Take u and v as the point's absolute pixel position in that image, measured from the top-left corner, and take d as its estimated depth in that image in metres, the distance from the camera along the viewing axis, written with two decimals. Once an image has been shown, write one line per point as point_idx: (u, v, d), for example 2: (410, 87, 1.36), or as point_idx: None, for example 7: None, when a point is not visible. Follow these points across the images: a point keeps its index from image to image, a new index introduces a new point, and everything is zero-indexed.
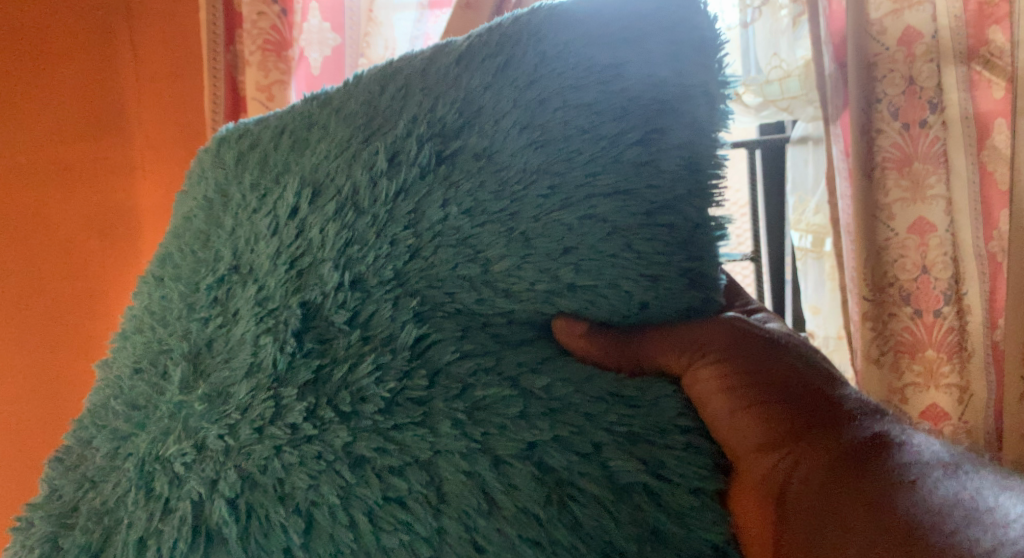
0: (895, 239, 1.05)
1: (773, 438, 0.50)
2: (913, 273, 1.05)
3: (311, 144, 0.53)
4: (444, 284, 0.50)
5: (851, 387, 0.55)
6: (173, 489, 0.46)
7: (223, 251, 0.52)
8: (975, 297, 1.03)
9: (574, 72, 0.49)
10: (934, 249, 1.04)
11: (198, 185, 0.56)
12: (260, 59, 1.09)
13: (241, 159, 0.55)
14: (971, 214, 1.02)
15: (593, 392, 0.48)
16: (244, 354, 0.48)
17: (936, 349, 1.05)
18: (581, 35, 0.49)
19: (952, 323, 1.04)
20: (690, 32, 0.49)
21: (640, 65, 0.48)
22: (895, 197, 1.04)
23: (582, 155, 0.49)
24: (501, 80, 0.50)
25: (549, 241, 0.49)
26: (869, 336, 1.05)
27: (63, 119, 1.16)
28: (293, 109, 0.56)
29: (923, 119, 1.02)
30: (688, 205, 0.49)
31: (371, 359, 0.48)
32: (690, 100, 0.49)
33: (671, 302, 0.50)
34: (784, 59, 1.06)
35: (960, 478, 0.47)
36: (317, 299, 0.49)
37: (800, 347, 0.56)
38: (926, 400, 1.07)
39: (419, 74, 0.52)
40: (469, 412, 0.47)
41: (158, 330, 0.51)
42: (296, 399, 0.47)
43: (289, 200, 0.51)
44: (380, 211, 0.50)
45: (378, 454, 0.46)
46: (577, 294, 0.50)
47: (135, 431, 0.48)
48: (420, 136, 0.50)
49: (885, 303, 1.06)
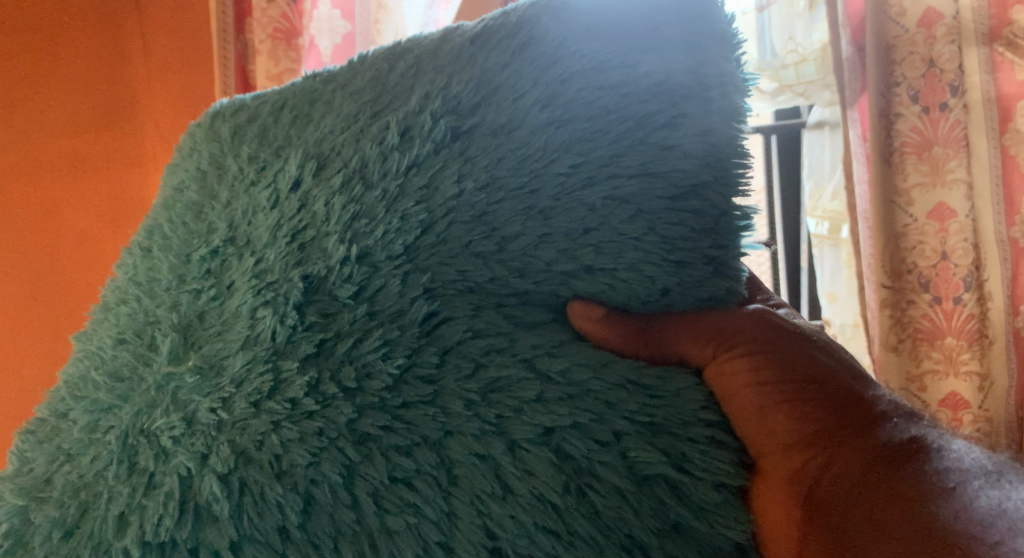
0: (913, 225, 1.02)
1: (804, 437, 0.48)
2: (933, 259, 1.02)
3: (315, 119, 0.52)
4: (455, 261, 0.47)
5: (884, 389, 0.53)
6: (158, 463, 0.44)
7: (218, 223, 0.50)
8: (997, 285, 1.00)
9: (597, 54, 0.47)
10: (953, 235, 1.01)
11: (188, 158, 0.56)
12: (270, 47, 1.08)
13: (236, 133, 0.54)
14: (993, 199, 0.99)
15: (611, 378, 0.45)
16: (240, 327, 0.46)
17: (956, 336, 1.02)
18: (602, 19, 0.47)
19: (972, 309, 1.01)
20: (716, 23, 0.47)
21: (664, 51, 0.46)
22: (914, 181, 1.01)
23: (608, 134, 0.46)
24: (519, 61, 0.48)
25: (569, 220, 0.47)
26: (886, 323, 1.03)
27: (75, 112, 1.19)
28: (297, 86, 0.55)
29: (944, 102, 0.98)
30: (715, 192, 0.47)
31: (377, 334, 0.45)
32: (716, 88, 0.46)
33: (695, 291, 0.47)
34: (801, 43, 1.05)
35: (1005, 488, 0.46)
36: (320, 272, 0.47)
37: (829, 343, 0.54)
38: (946, 388, 1.04)
39: (431, 54, 0.50)
40: (483, 394, 0.45)
41: (144, 301, 0.50)
42: (297, 373, 0.45)
43: (291, 172, 0.50)
44: (390, 185, 0.48)
45: (385, 432, 0.44)
46: (596, 276, 0.47)
47: (118, 404, 0.47)
48: (433, 112, 0.48)
49: (903, 291, 1.03)
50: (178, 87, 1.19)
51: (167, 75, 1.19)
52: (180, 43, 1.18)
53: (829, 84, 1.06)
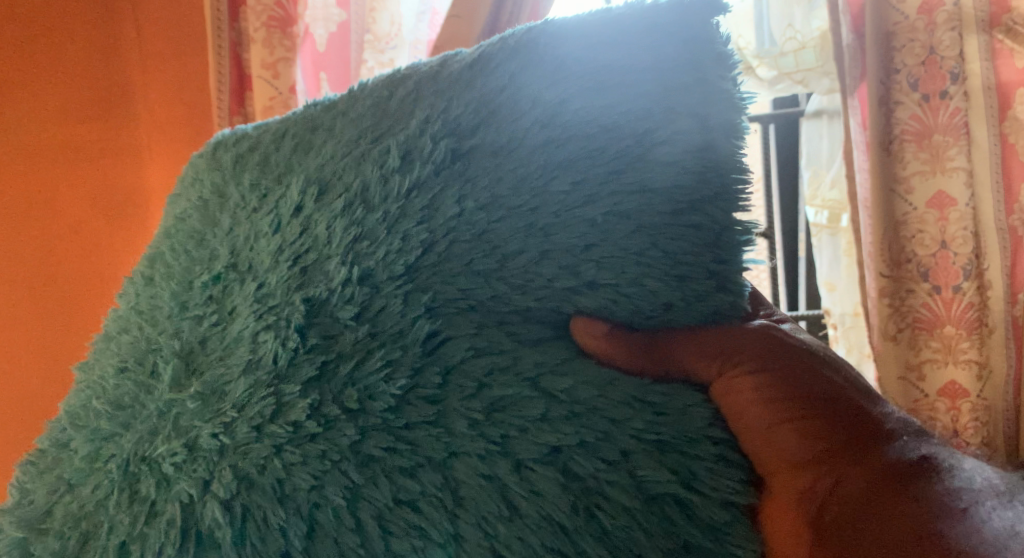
0: (913, 214, 1.00)
1: (813, 455, 0.47)
2: (932, 248, 1.00)
3: (316, 146, 0.50)
4: (457, 280, 0.46)
5: (890, 405, 0.52)
6: (160, 491, 0.43)
7: (220, 250, 0.49)
8: (997, 273, 0.99)
9: (595, 74, 0.45)
10: (954, 224, 0.99)
11: (191, 187, 0.55)
12: (265, 36, 1.06)
13: (238, 161, 0.53)
14: (992, 188, 0.98)
15: (617, 397, 0.44)
16: (242, 351, 0.45)
17: (956, 325, 1.00)
18: (602, 40, 0.46)
19: (972, 298, 0.99)
20: (711, 41, 0.46)
21: (662, 70, 0.45)
22: (913, 170, 1.00)
23: (608, 151, 0.45)
24: (518, 82, 0.47)
25: (571, 237, 0.46)
26: (886, 311, 1.02)
27: (73, 104, 1.25)
28: (299, 114, 0.54)
29: (944, 89, 0.97)
30: (715, 207, 0.46)
31: (379, 355, 0.44)
32: (714, 106, 0.46)
33: (697, 306, 0.47)
34: (800, 30, 1.04)
35: (1015, 510, 0.46)
36: (322, 294, 0.46)
37: (835, 360, 0.53)
38: (944, 378, 1.02)
39: (431, 79, 0.49)
40: (488, 413, 0.44)
41: (147, 328, 0.49)
42: (299, 396, 0.44)
43: (292, 197, 0.48)
44: (391, 207, 0.47)
45: (389, 453, 0.43)
46: (598, 292, 0.46)
47: (119, 432, 0.46)
48: (434, 134, 0.47)
49: (902, 279, 1.02)
50: (174, 81, 1.22)
51: (162, 70, 1.22)
52: (173, 35, 1.21)
53: (828, 71, 1.05)
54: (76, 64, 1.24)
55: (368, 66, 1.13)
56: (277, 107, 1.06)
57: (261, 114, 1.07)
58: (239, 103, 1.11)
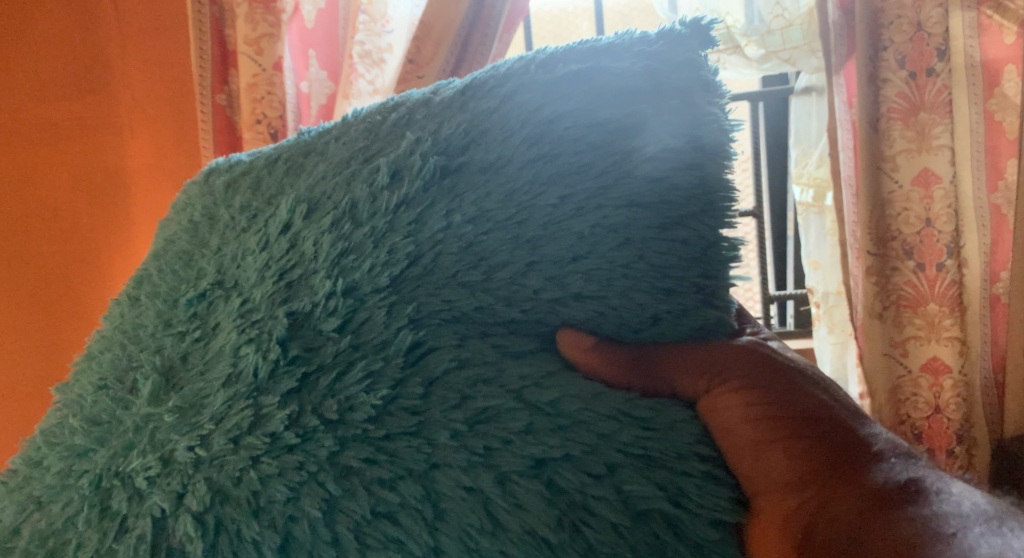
0: (898, 191, 1.00)
1: (797, 477, 0.46)
2: (917, 226, 1.00)
3: (307, 168, 0.51)
4: (442, 291, 0.46)
5: (880, 426, 0.52)
6: (132, 506, 0.43)
7: (208, 268, 0.50)
8: (974, 251, 1.02)
9: (583, 96, 0.46)
10: (938, 201, 1.00)
11: (182, 212, 0.55)
12: (248, 11, 1.04)
13: (231, 186, 0.54)
14: (973, 168, 1.00)
15: (604, 410, 0.44)
16: (223, 365, 0.45)
17: (938, 302, 1.01)
18: (593, 65, 0.47)
19: (954, 275, 1.01)
20: (699, 71, 0.47)
21: (651, 94, 0.46)
22: (899, 148, 0.99)
23: (595, 167, 0.46)
24: (508, 104, 0.48)
25: (558, 249, 0.46)
26: (872, 290, 1.01)
27: (57, 81, 1.26)
28: (293, 141, 0.54)
29: (931, 67, 0.98)
30: (702, 222, 0.47)
31: (361, 366, 0.44)
32: (704, 127, 0.46)
33: (684, 319, 0.47)
34: (788, 8, 1.02)
35: (1005, 537, 0.44)
36: (306, 308, 0.46)
37: (823, 379, 0.52)
38: (927, 354, 1.02)
39: (423, 105, 0.50)
40: (470, 424, 0.43)
41: (129, 346, 0.49)
42: (278, 407, 0.44)
43: (282, 216, 0.49)
44: (379, 222, 0.47)
45: (368, 465, 0.43)
46: (584, 303, 0.46)
47: (94, 448, 0.46)
48: (424, 152, 0.48)
49: (887, 257, 1.02)
50: (156, 58, 1.24)
51: (144, 50, 1.24)
52: (154, 15, 1.23)
53: (815, 50, 1.04)
54: (59, 41, 1.25)
55: (363, 49, 1.09)
56: (262, 85, 1.04)
57: (245, 91, 1.05)
58: (221, 81, 1.09)
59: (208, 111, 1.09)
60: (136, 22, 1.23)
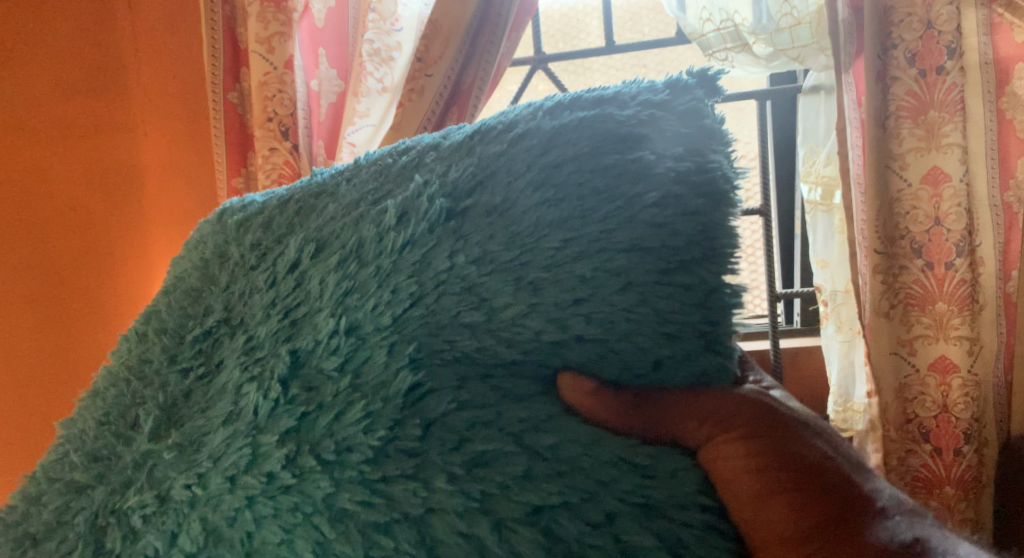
0: (907, 190, 0.99)
1: (803, 531, 0.45)
2: (926, 225, 0.99)
3: (317, 209, 0.52)
4: (443, 331, 0.45)
5: (883, 480, 0.51)
6: (126, 544, 0.43)
7: (214, 305, 0.50)
8: (989, 250, 1.00)
9: (590, 141, 0.46)
10: (947, 200, 0.98)
11: (193, 250, 0.56)
12: (259, 10, 1.04)
13: (243, 224, 0.54)
14: (986, 164, 0.99)
15: (604, 456, 0.43)
16: (224, 403, 0.45)
17: (947, 301, 0.99)
18: (599, 112, 0.46)
19: (965, 274, 0.98)
20: (705, 119, 0.46)
21: (657, 142, 0.46)
22: (908, 146, 0.99)
23: (599, 212, 0.45)
24: (515, 148, 0.47)
25: (560, 290, 0.45)
26: (878, 288, 1.00)
27: (68, 79, 1.27)
28: (304, 183, 0.55)
29: (941, 65, 0.97)
30: (705, 268, 0.45)
31: (360, 407, 0.43)
32: (707, 173, 0.45)
33: (687, 365, 0.45)
34: (797, 6, 1.00)
35: None
36: (309, 346, 0.45)
37: (826, 429, 0.52)
38: (935, 353, 1.01)
39: (431, 149, 0.51)
40: (468, 468, 0.42)
41: (134, 382, 0.49)
42: (276, 447, 0.43)
43: (289, 255, 0.49)
44: (384, 262, 0.47)
45: (364, 508, 0.41)
46: (586, 346, 0.45)
47: (92, 484, 0.46)
48: (431, 195, 0.47)
49: (895, 255, 1.01)
50: (167, 56, 1.26)
51: (160, 49, 1.26)
52: (169, 16, 1.25)
53: (824, 48, 1.02)
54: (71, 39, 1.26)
55: (371, 46, 1.09)
56: (273, 83, 1.04)
57: (256, 89, 1.05)
58: (233, 78, 1.10)
59: (220, 109, 1.09)
60: (151, 21, 1.25)
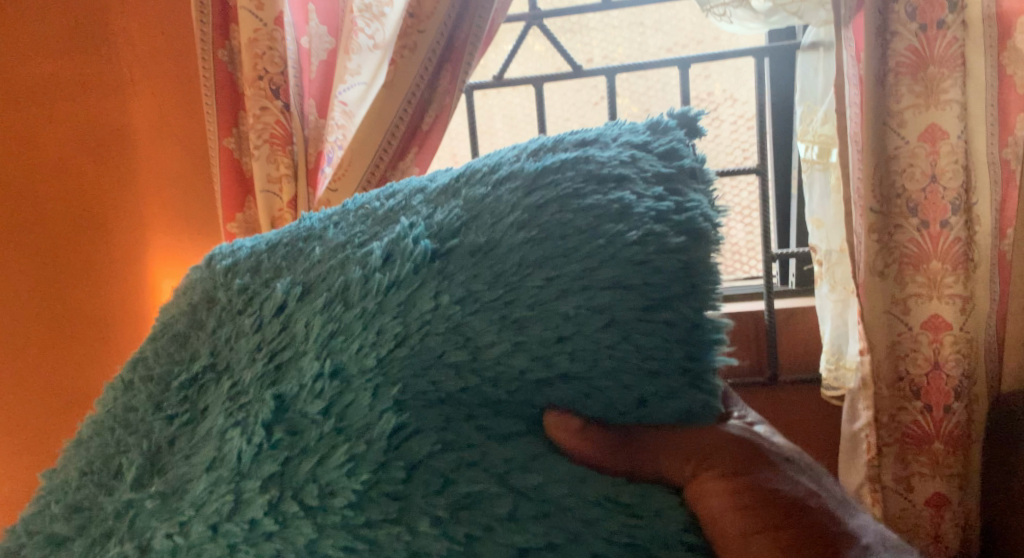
0: (904, 147, 0.88)
1: None
2: (922, 183, 0.88)
3: (306, 252, 0.52)
4: (428, 371, 0.45)
5: (871, 519, 0.51)
6: None
7: (201, 350, 0.51)
8: (986, 209, 0.88)
9: (574, 182, 0.49)
10: (944, 157, 0.86)
11: (184, 294, 0.55)
12: None
13: (230, 269, 0.54)
14: (986, 119, 0.86)
15: (588, 495, 0.44)
16: (208, 450, 0.46)
17: (942, 260, 0.88)
18: (582, 154, 0.50)
19: (961, 232, 0.87)
20: (684, 159, 0.50)
21: (638, 182, 0.48)
22: (906, 102, 0.87)
23: (581, 250, 0.46)
24: (502, 190, 0.50)
25: (545, 329, 0.46)
26: (872, 248, 0.90)
27: (52, 35, 1.19)
28: (293, 228, 0.55)
29: (942, 18, 0.85)
30: (686, 305, 0.46)
31: (343, 450, 0.44)
32: (686, 212, 0.48)
33: (670, 402, 0.46)
34: None
35: None
36: (294, 390, 0.46)
37: (816, 469, 0.51)
38: (927, 312, 0.89)
39: (420, 192, 0.53)
40: (452, 511, 0.43)
41: (118, 430, 0.50)
42: (259, 492, 0.44)
43: (277, 297, 0.50)
44: (369, 303, 0.47)
45: (347, 553, 0.42)
46: (571, 384, 0.46)
47: (73, 536, 0.47)
48: (418, 235, 0.49)
49: (890, 214, 0.90)
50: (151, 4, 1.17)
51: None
52: None
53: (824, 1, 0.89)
54: None
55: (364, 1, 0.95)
56: (263, 40, 0.93)
57: (245, 47, 0.94)
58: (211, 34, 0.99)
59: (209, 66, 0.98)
60: None
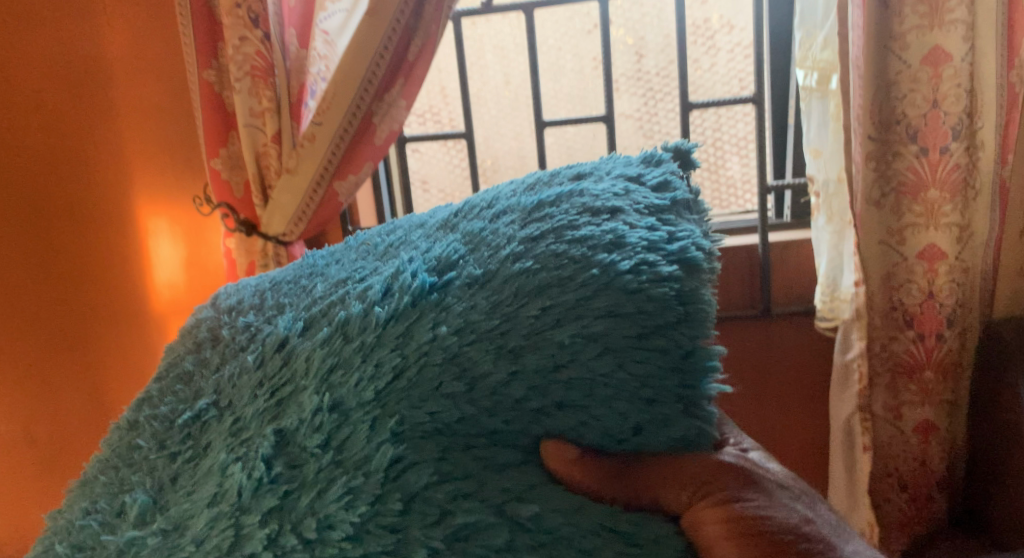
0: (906, 71, 0.77)
1: None
2: (924, 108, 0.78)
3: (309, 286, 0.51)
4: (425, 402, 0.43)
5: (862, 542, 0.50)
6: None
7: (205, 388, 0.49)
8: (991, 133, 0.79)
9: (569, 214, 0.48)
10: (947, 81, 0.77)
11: (188, 334, 0.54)
12: None
13: (234, 308, 0.52)
14: (997, 40, 0.77)
15: (587, 524, 0.42)
16: (209, 485, 0.44)
17: (941, 188, 0.79)
18: (576, 188, 0.50)
19: (961, 160, 0.78)
20: (677, 191, 0.50)
21: (632, 213, 0.48)
22: (910, 24, 0.76)
23: (574, 280, 0.45)
24: (498, 223, 0.49)
25: (540, 357, 0.44)
26: (870, 177, 0.80)
27: None
28: (298, 266, 0.54)
29: None
30: (680, 331, 0.44)
31: (341, 483, 0.41)
32: (679, 242, 0.47)
33: (665, 431, 0.44)
34: None
35: None
36: (294, 425, 0.44)
37: (808, 494, 0.51)
38: (924, 240, 0.80)
39: (419, 228, 0.53)
40: (450, 542, 0.40)
41: (124, 469, 0.48)
42: (259, 527, 0.42)
43: (278, 332, 0.48)
44: (368, 337, 0.45)
45: None
46: (567, 413, 0.44)
47: None
48: (415, 267, 0.48)
49: (889, 142, 0.80)
50: None
51: None
52: None
53: None
54: None
55: None
56: None
57: None
58: None
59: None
60: None
